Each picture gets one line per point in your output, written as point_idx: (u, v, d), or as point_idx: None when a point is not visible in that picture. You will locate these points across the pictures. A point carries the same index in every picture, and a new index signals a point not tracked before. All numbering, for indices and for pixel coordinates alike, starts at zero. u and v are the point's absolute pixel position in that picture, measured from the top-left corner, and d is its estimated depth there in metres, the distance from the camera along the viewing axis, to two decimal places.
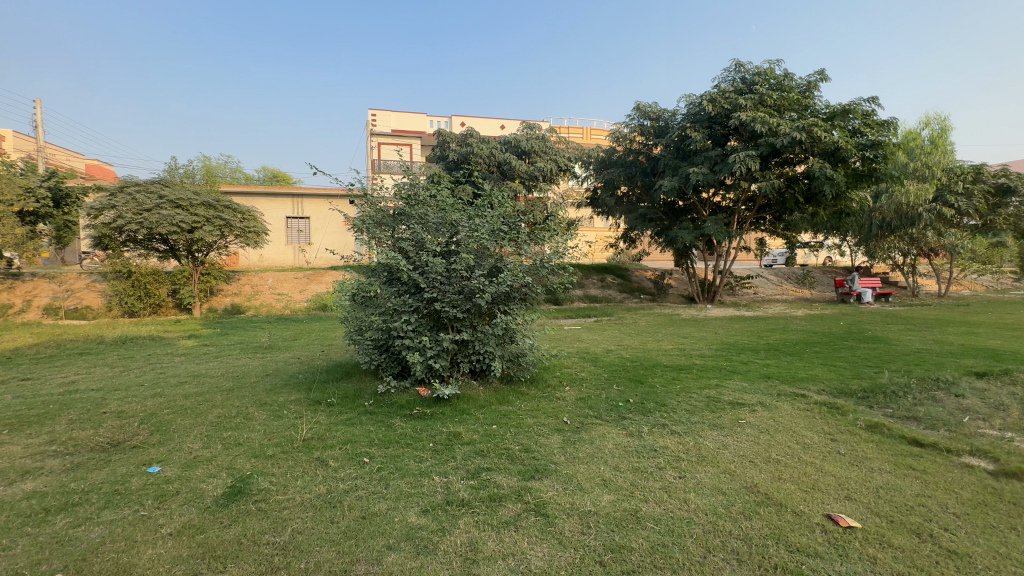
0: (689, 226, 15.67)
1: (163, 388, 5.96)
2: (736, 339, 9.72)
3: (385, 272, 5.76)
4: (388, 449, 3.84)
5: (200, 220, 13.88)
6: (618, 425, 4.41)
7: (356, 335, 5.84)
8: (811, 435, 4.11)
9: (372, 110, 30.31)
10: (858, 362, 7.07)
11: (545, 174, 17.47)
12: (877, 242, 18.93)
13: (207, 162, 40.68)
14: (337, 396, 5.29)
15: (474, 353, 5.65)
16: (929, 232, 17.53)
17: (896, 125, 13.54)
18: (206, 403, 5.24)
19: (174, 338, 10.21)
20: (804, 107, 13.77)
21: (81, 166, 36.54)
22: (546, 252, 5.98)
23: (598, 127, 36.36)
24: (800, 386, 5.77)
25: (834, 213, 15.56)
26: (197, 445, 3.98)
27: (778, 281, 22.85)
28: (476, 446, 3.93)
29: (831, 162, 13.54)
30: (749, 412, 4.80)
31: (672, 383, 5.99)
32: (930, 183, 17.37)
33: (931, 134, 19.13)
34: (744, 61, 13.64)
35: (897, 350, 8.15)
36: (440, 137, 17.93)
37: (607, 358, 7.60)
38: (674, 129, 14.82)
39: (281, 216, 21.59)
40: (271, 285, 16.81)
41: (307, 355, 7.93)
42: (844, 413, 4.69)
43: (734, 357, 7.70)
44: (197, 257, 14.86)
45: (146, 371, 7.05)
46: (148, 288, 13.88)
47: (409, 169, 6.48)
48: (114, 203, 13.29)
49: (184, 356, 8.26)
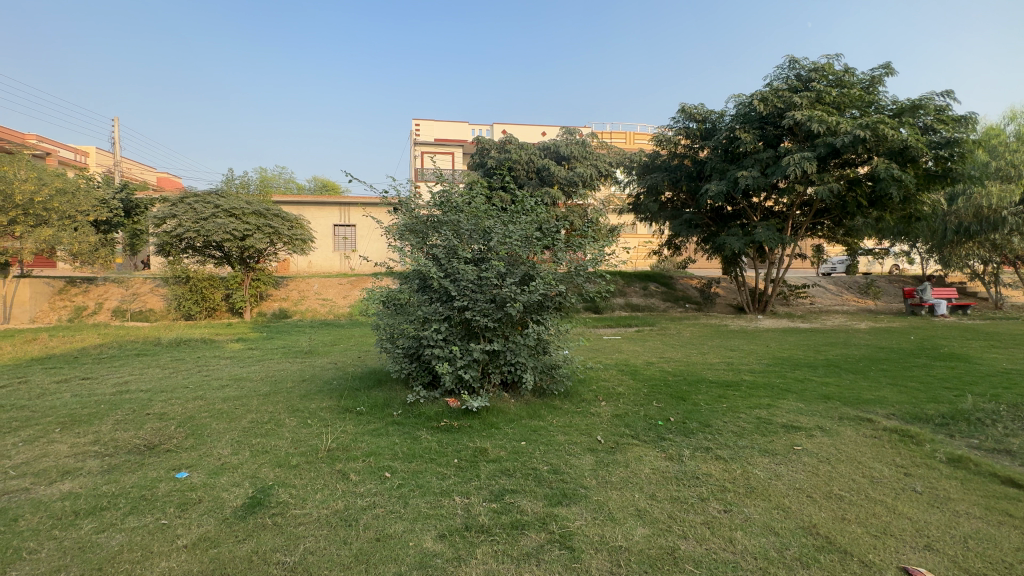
0: (738, 232, 14.89)
1: (205, 390, 6.14)
2: (790, 353, 9.03)
3: (417, 280, 5.70)
4: (411, 464, 3.70)
5: (251, 228, 14.55)
6: (656, 446, 4.08)
7: (387, 342, 5.79)
8: (880, 468, 3.63)
9: (416, 120, 31.11)
10: (933, 383, 6.34)
11: (585, 179, 17.14)
12: (952, 249, 17.38)
13: (263, 173, 42.98)
14: (366, 405, 5.24)
15: (506, 363, 5.46)
16: (1015, 239, 15.85)
17: (975, 120, 12.31)
18: (241, 407, 5.32)
19: (223, 341, 10.65)
20: (867, 103, 12.78)
21: (153, 179, 39.49)
22: (582, 259, 5.73)
23: (641, 131, 35.66)
24: (865, 409, 5.20)
25: (902, 217, 14.33)
26: (226, 451, 4.00)
27: (838, 291, 21.34)
28: (503, 464, 3.72)
29: (899, 162, 12.46)
30: (806, 438, 4.33)
31: (717, 401, 5.55)
32: (1016, 184, 15.71)
33: (1016, 130, 17.33)
34: (799, 57, 12.86)
35: (979, 370, 7.28)
36: (480, 144, 17.97)
37: (647, 371, 7.21)
38: (722, 131, 14.16)
39: (328, 224, 22.38)
40: (317, 290, 17.38)
41: (344, 361, 8.03)
42: (919, 442, 4.15)
43: (787, 373, 7.12)
44: (248, 263, 15.57)
45: (193, 373, 7.33)
46: (204, 293, 14.65)
47: (445, 175, 6.42)
48: (175, 213, 14.11)
49: (230, 359, 8.55)
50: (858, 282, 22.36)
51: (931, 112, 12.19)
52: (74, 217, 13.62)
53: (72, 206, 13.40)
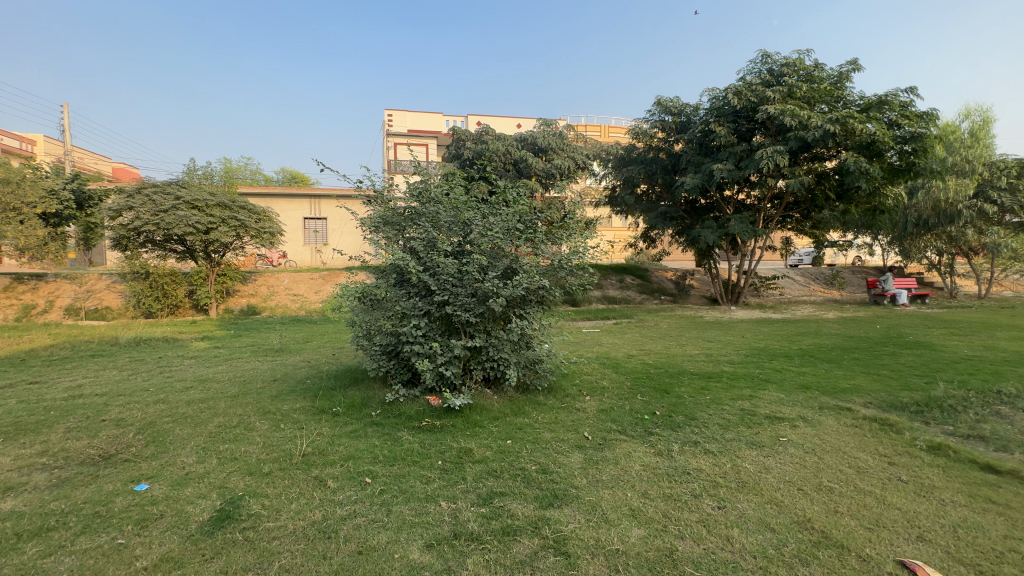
0: (713, 225, 15.08)
1: (168, 393, 5.77)
2: (766, 343, 9.18)
3: (394, 274, 5.47)
4: (393, 467, 3.51)
5: (216, 220, 13.89)
6: (644, 442, 4.01)
7: (363, 340, 5.54)
8: (864, 458, 3.66)
9: (388, 110, 30.39)
10: (904, 371, 6.53)
11: (563, 172, 17.05)
12: (912, 241, 18.11)
13: (227, 164, 41.29)
14: (343, 405, 5.01)
15: (488, 360, 5.30)
16: (969, 231, 16.63)
17: (936, 117, 12.78)
18: (208, 411, 5.00)
19: (187, 340, 10.14)
20: (836, 99, 13.08)
21: (108, 169, 37.48)
22: (564, 252, 5.64)
23: (615, 124, 35.86)
24: (843, 398, 5.28)
25: (867, 210, 14.79)
26: (191, 460, 3.72)
27: (805, 282, 21.99)
28: (489, 465, 3.58)
29: (866, 156, 12.81)
30: (789, 429, 4.35)
31: (701, 393, 5.54)
32: (971, 178, 16.42)
33: (970, 126, 18.12)
34: (771, 51, 13.03)
35: (945, 357, 7.55)
36: (456, 135, 17.64)
37: (628, 364, 7.18)
38: (697, 124, 14.27)
39: (298, 216, 21.66)
40: (287, 285, 16.81)
41: (318, 359, 7.71)
42: (899, 431, 4.21)
43: (765, 363, 7.21)
44: (213, 257, 14.90)
45: (154, 374, 6.89)
46: (165, 289, 13.95)
47: (423, 166, 6.20)
48: (132, 204, 13.33)
49: (194, 359, 8.10)
50: (824, 273, 23.12)
51: (896, 108, 12.57)
52: (19, 209, 12.69)
53: (17, 197, 12.46)
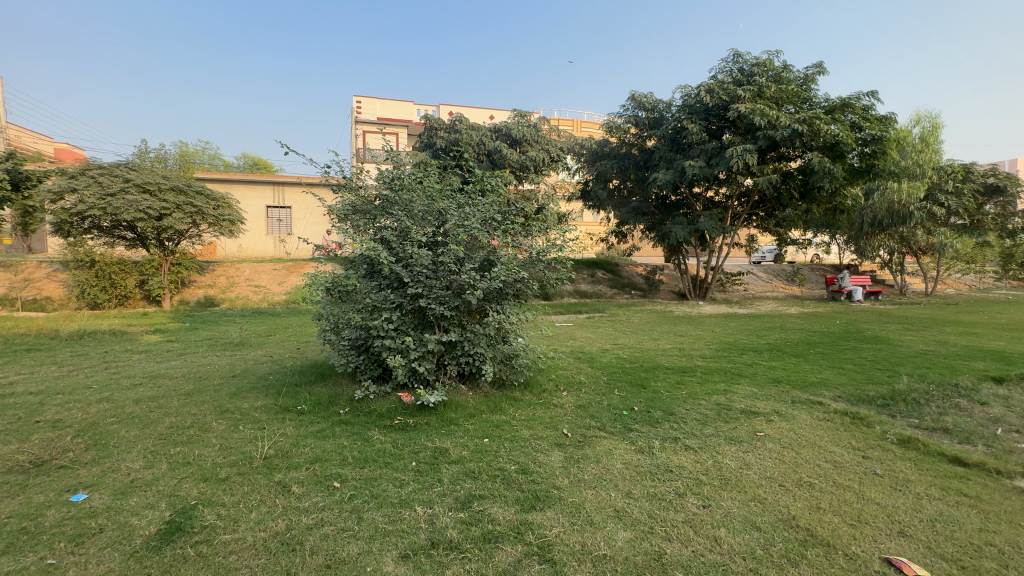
0: (683, 221, 15.29)
1: (113, 391, 5.30)
2: (735, 338, 9.34)
3: (365, 265, 5.21)
4: (364, 470, 3.30)
5: (169, 206, 13.06)
6: (625, 438, 3.93)
7: (331, 334, 5.24)
8: (840, 452, 3.69)
9: (357, 97, 29.49)
10: (867, 365, 6.74)
11: (537, 164, 16.90)
12: (867, 240, 18.94)
13: (183, 148, 39.11)
14: (309, 403, 4.73)
15: (463, 354, 5.12)
16: (919, 232, 17.53)
17: (894, 121, 13.31)
18: (158, 410, 4.62)
19: (137, 333, 9.47)
20: (802, 100, 13.42)
21: (49, 150, 34.88)
22: (541, 245, 5.50)
23: (587, 119, 36.01)
24: (814, 392, 5.38)
25: (829, 209, 15.34)
26: (138, 465, 3.39)
27: (768, 279, 22.73)
28: (467, 465, 3.41)
29: (830, 157, 13.21)
30: (765, 423, 4.37)
31: (676, 388, 5.53)
32: (922, 181, 17.26)
33: (921, 132, 19.05)
34: (743, 51, 13.23)
35: (902, 351, 7.88)
36: (428, 124, 17.20)
37: (603, 359, 7.14)
38: (670, 121, 14.37)
39: (260, 205, 20.71)
40: (248, 276, 16.08)
41: (282, 353, 7.32)
42: (869, 424, 4.29)
43: (737, 358, 7.32)
44: (167, 246, 14.05)
45: (99, 370, 6.36)
46: (113, 279, 13.03)
47: (395, 152, 5.92)
48: (74, 187, 12.34)
49: (145, 353, 7.55)
50: (786, 270, 23.95)
51: (858, 111, 13.00)
52: None
53: None
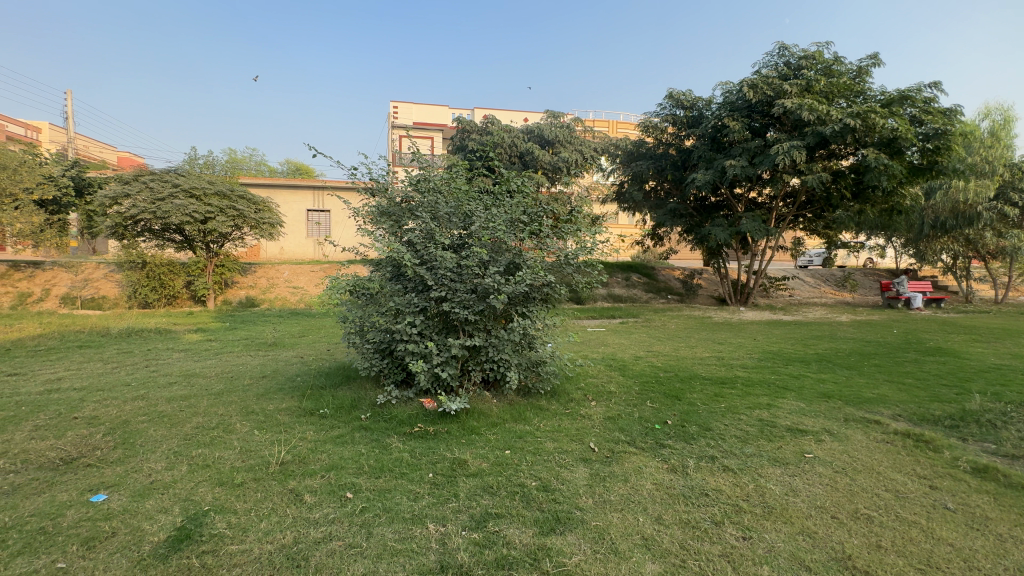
0: (723, 223, 14.64)
1: (149, 389, 5.45)
2: (779, 347, 8.78)
3: (390, 267, 5.14)
4: (379, 480, 3.18)
5: (214, 210, 13.60)
6: (656, 456, 3.65)
7: (355, 336, 5.19)
8: (902, 480, 3.29)
9: (394, 103, 30.13)
10: (930, 380, 6.13)
11: (570, 165, 16.62)
12: (927, 243, 17.60)
13: (231, 154, 41.05)
14: (331, 406, 4.69)
15: (487, 360, 4.95)
16: (988, 234, 16.14)
17: (960, 114, 12.27)
18: (187, 410, 4.68)
19: (180, 331, 9.86)
20: (855, 94, 12.59)
21: (112, 159, 37.38)
22: (570, 247, 5.28)
23: (623, 120, 35.39)
24: (870, 410, 4.90)
25: (884, 210, 14.32)
26: (159, 466, 3.40)
27: (815, 284, 21.52)
28: (485, 479, 3.24)
29: (887, 153, 12.30)
30: (814, 443, 3.98)
31: (714, 400, 5.17)
32: (992, 179, 15.88)
33: (991, 126, 17.55)
34: (789, 43, 12.56)
35: (971, 365, 7.15)
36: (461, 127, 17.26)
37: (636, 367, 6.81)
38: (709, 119, 13.81)
39: (301, 208, 21.38)
40: (287, 278, 16.59)
41: (312, 354, 7.40)
42: (936, 448, 3.84)
43: (781, 368, 6.84)
44: (212, 248, 14.64)
45: (139, 368, 6.59)
46: (162, 279, 13.66)
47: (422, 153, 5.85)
48: (128, 192, 13.03)
49: (184, 352, 7.80)
50: (835, 274, 22.62)
51: (918, 104, 12.06)
52: (16, 196, 12.36)
53: (14, 183, 12.14)
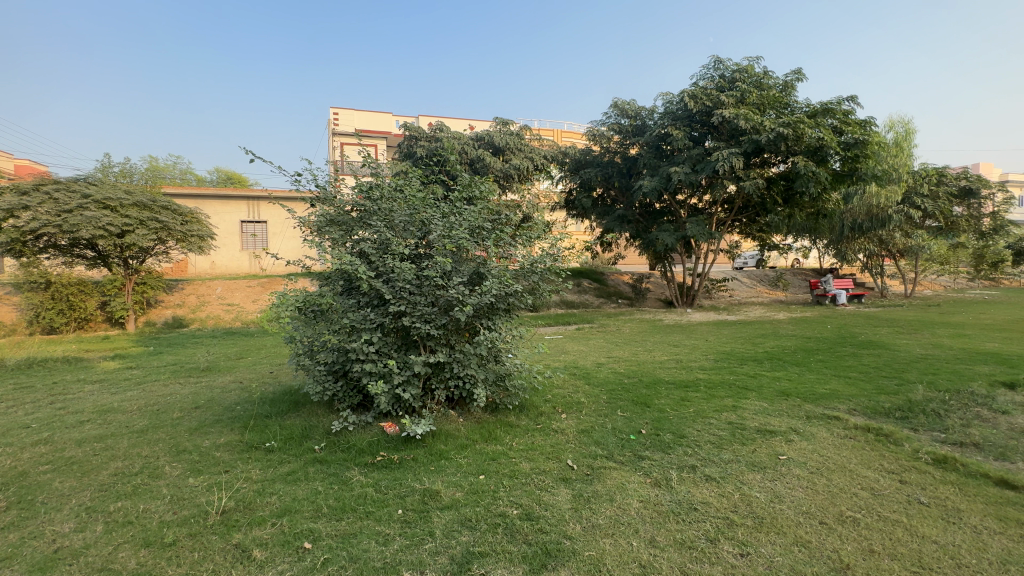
0: (669, 228, 15.15)
1: (54, 431, 4.67)
2: (731, 347, 9.06)
3: (342, 281, 4.74)
4: (342, 524, 2.81)
5: (132, 222, 12.30)
6: (637, 469, 3.51)
7: (304, 358, 4.71)
8: (874, 477, 3.35)
9: (334, 109, 29.12)
10: (872, 373, 6.49)
11: (521, 172, 16.57)
12: (848, 244, 19.09)
13: (153, 161, 37.91)
14: (279, 438, 4.21)
15: (452, 377, 4.64)
16: (898, 234, 17.79)
17: (874, 125, 13.41)
18: (103, 454, 4.02)
19: (95, 359, 8.75)
20: (783, 106, 13.45)
21: (10, 168, 33.43)
22: (534, 255, 5.11)
23: (568, 129, 36.18)
24: (827, 405, 5.06)
25: (812, 214, 15.38)
26: (66, 529, 2.83)
27: (752, 284, 22.79)
28: (462, 511, 2.95)
29: (814, 160, 13.18)
30: (785, 444, 4.02)
31: (682, 405, 5.15)
32: (900, 185, 17.51)
33: (895, 137, 19.41)
34: (723, 58, 13.24)
35: (902, 357, 7.68)
36: (408, 134, 16.81)
37: (600, 374, 6.73)
38: (653, 128, 14.27)
39: (234, 220, 19.94)
40: (220, 294, 15.37)
41: (253, 379, 6.74)
42: (895, 440, 3.98)
43: (738, 368, 7.02)
44: (131, 264, 13.26)
45: (43, 405, 5.68)
46: (71, 301, 12.14)
47: (372, 160, 5.52)
48: (27, 204, 11.52)
49: (99, 383, 6.84)
50: (769, 275, 24.08)
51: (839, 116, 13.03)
52: None
53: None
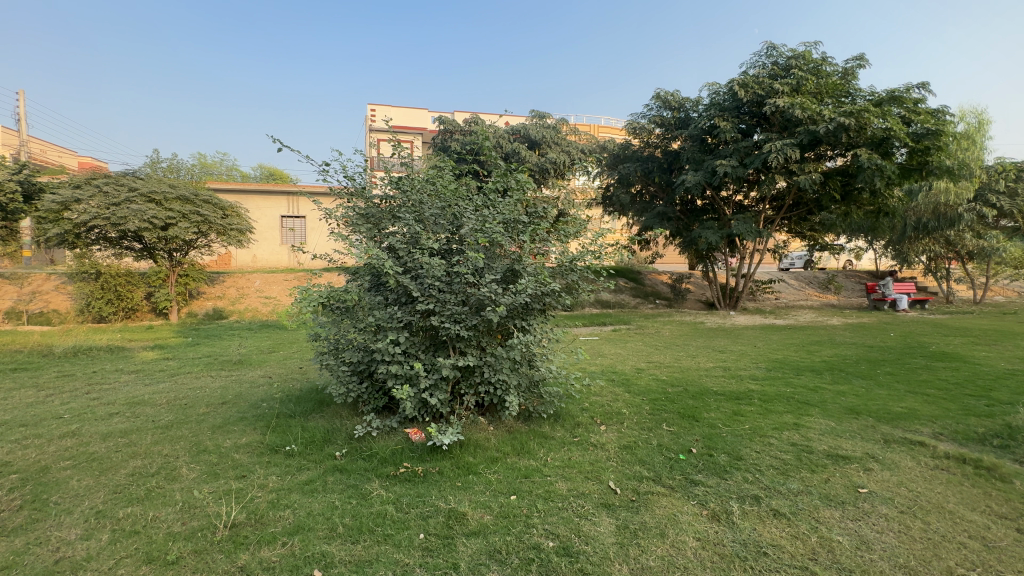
0: (713, 225, 14.33)
1: (83, 423, 4.63)
2: (783, 355, 8.36)
3: (369, 276, 4.48)
4: (359, 549, 2.52)
5: (175, 215, 12.62)
6: (690, 497, 3.08)
7: (329, 357, 4.47)
8: (983, 522, 2.81)
9: (372, 106, 29.51)
10: (952, 390, 5.74)
11: (558, 167, 16.11)
12: (910, 245, 17.62)
13: (201, 159, 39.40)
14: (301, 441, 3.99)
15: (482, 383, 4.31)
16: (968, 235, 16.29)
17: (947, 114, 12.21)
18: (125, 450, 3.91)
19: (135, 349, 8.93)
20: (844, 94, 12.45)
21: (72, 165, 35.52)
22: (573, 250, 4.72)
23: (604, 124, 35.31)
24: (907, 427, 4.44)
25: (871, 211, 14.23)
26: (72, 536, 2.66)
27: (800, 286, 21.50)
28: (491, 540, 2.61)
29: (879, 152, 12.11)
30: (863, 473, 3.47)
31: (735, 421, 4.64)
32: (973, 180, 16.00)
33: (967, 127, 17.76)
34: (777, 43, 12.35)
35: (986, 371, 6.82)
36: (443, 127, 16.65)
37: (640, 382, 6.25)
38: (699, 120, 13.50)
39: (274, 215, 20.36)
40: (258, 287, 15.66)
41: (282, 374, 6.63)
42: (1000, 476, 3.37)
43: (794, 380, 6.39)
44: (175, 256, 13.66)
45: (79, 395, 5.72)
46: (119, 291, 12.56)
47: (402, 150, 5.24)
48: (79, 197, 12.02)
49: (135, 374, 6.89)
50: (819, 276, 22.66)
51: (908, 104, 11.93)
52: None
53: None
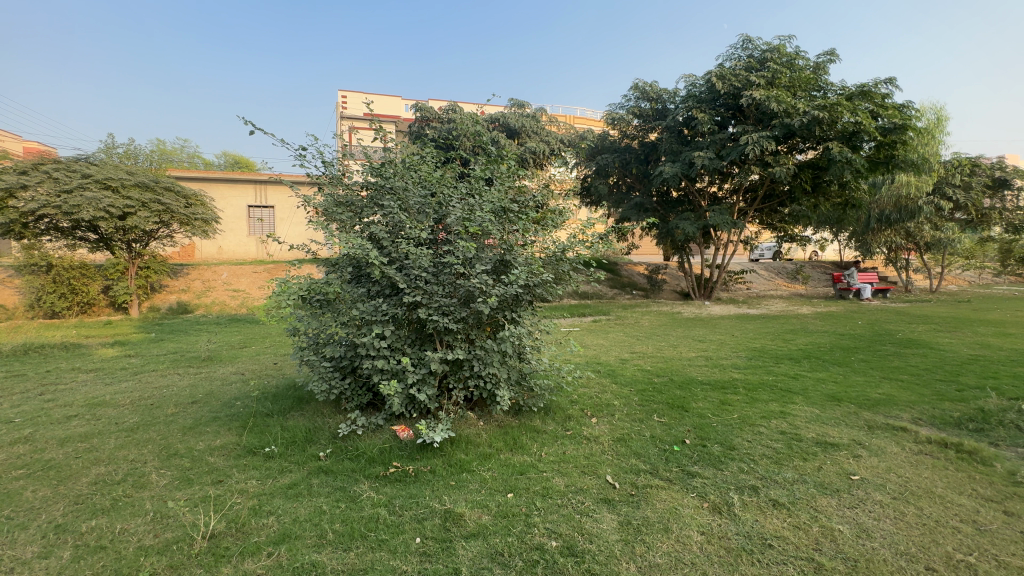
0: (689, 216, 14.51)
1: (37, 427, 4.27)
2: (761, 343, 8.52)
3: (349, 268, 4.28)
4: (352, 557, 2.36)
5: (134, 204, 11.91)
6: (689, 490, 3.04)
7: (309, 353, 4.25)
8: (974, 506, 2.86)
9: (341, 92, 28.62)
10: (924, 376, 5.94)
11: (536, 156, 15.99)
12: (874, 236, 18.30)
13: (160, 145, 37.43)
14: (281, 442, 3.77)
15: (471, 377, 4.18)
16: (926, 226, 17.02)
17: (911, 109, 12.64)
18: (86, 457, 3.60)
19: (93, 346, 8.38)
20: (816, 88, 12.71)
21: (16, 150, 33.20)
22: (563, 240, 4.62)
23: (580, 115, 35.30)
24: (888, 413, 4.55)
25: (839, 204, 14.67)
26: (29, 554, 2.41)
27: (770, 277, 22.11)
28: (492, 542, 2.50)
29: (849, 146, 12.43)
30: (853, 460, 3.52)
31: (724, 410, 4.65)
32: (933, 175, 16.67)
33: (927, 123, 18.46)
34: (753, 36, 12.50)
35: (951, 357, 7.10)
36: (420, 114, 16.28)
37: (626, 372, 6.23)
38: (676, 111, 13.57)
39: (241, 204, 19.54)
40: (226, 280, 15.04)
41: (255, 371, 6.32)
42: (982, 459, 3.47)
43: (774, 368, 6.49)
44: (134, 247, 12.94)
45: (30, 397, 5.30)
46: (73, 285, 11.79)
47: (382, 136, 5.01)
48: (25, 183, 11.17)
49: (93, 373, 6.44)
50: (787, 267, 23.34)
51: (876, 98, 12.28)
52: None
53: None
